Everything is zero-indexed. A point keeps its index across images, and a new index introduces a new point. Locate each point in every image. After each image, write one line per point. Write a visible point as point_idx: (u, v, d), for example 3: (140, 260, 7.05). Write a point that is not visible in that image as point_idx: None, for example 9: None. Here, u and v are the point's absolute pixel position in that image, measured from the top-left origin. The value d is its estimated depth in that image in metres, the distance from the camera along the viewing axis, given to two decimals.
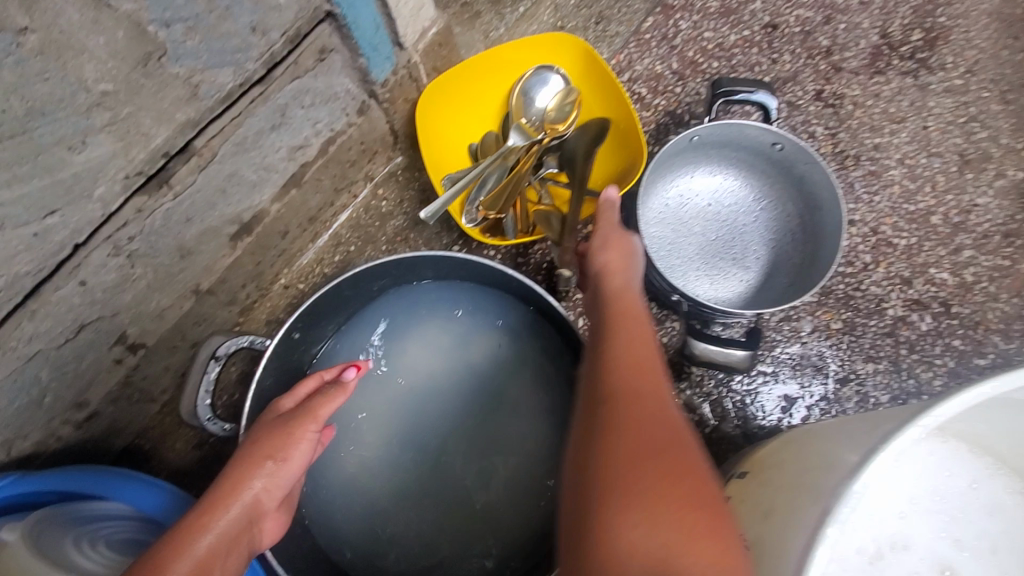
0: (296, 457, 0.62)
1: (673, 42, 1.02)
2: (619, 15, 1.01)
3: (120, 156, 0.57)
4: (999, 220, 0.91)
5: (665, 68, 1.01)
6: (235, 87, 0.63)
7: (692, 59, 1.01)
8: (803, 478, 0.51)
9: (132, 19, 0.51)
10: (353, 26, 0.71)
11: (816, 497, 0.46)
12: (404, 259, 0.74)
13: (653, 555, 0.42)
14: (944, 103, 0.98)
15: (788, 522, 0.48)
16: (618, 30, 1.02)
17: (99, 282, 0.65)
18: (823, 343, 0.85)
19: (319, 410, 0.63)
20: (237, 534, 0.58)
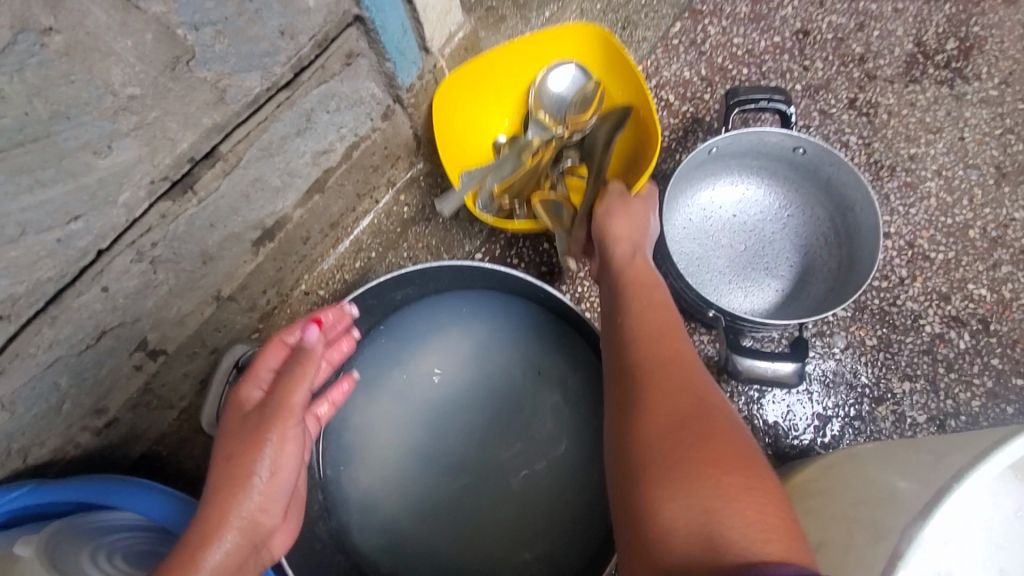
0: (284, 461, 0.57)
1: (702, 47, 1.00)
2: (646, 21, 0.98)
3: (145, 160, 0.56)
4: None
5: (694, 74, 0.98)
6: (261, 91, 0.62)
7: (721, 65, 0.98)
8: (859, 513, 0.49)
9: (161, 22, 0.50)
10: (382, 29, 0.69)
11: (878, 539, 0.44)
12: (427, 269, 0.73)
13: (696, 523, 0.40)
14: (981, 114, 0.95)
15: (845, 561, 0.46)
16: (646, 35, 1.00)
17: (120, 288, 0.63)
18: (857, 360, 0.82)
19: (291, 399, 0.56)
20: (243, 557, 0.55)
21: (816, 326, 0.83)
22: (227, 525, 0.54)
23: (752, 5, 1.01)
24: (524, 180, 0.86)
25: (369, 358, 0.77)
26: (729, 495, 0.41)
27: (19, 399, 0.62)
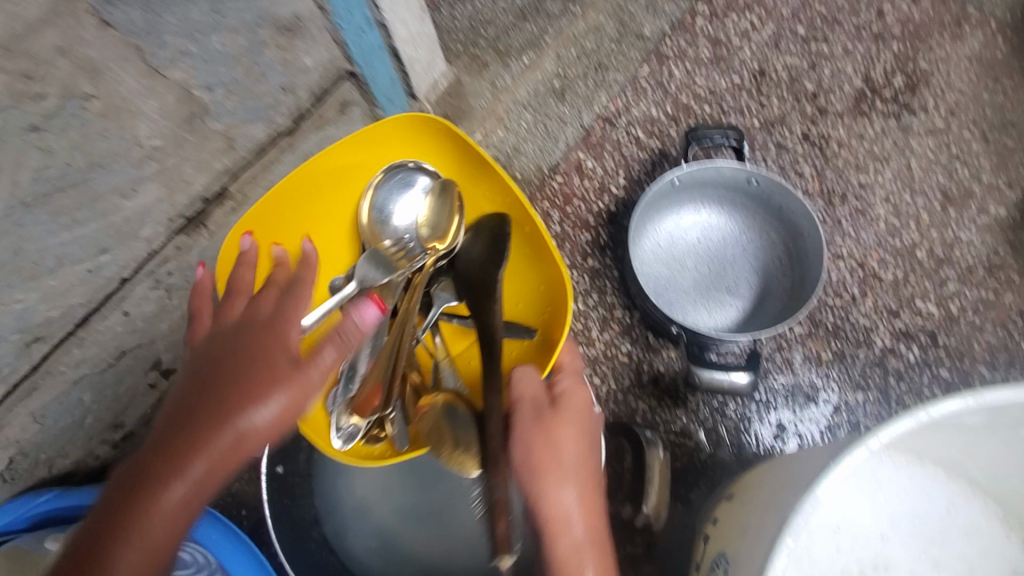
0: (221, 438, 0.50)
1: (667, 88, 1.09)
2: (616, 64, 1.08)
3: (165, 201, 0.65)
4: (982, 254, 0.95)
5: (660, 112, 1.08)
6: (266, 138, 0.71)
7: (685, 103, 1.08)
8: (775, 495, 0.54)
9: (182, 85, 0.59)
10: (371, 81, 0.78)
11: (778, 510, 0.50)
12: None
13: None
14: (927, 143, 1.03)
15: (758, 535, 0.51)
16: (617, 78, 1.10)
17: (140, 312, 0.71)
18: (813, 372, 0.88)
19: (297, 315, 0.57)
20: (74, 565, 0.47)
21: (775, 341, 0.90)
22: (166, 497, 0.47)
23: (713, 49, 1.11)
24: (389, 370, 0.67)
25: None
26: None
27: (47, 413, 0.70)
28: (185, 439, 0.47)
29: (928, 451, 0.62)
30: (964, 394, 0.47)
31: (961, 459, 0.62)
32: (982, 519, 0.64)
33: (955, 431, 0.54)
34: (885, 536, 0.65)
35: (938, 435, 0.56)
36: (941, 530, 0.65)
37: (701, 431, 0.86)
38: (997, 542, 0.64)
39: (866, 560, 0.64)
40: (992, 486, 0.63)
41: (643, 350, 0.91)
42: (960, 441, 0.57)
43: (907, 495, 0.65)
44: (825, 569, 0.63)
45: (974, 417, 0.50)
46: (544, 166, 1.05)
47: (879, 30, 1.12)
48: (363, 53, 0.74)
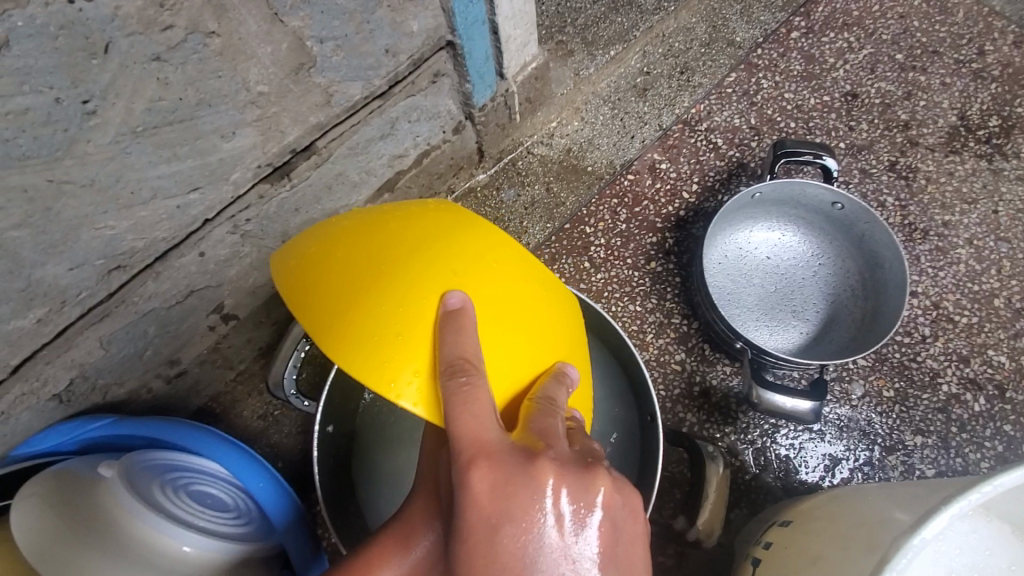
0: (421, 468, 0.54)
1: (753, 99, 1.06)
2: (703, 68, 1.08)
3: (257, 148, 0.65)
4: None
5: (743, 123, 1.05)
6: (360, 98, 0.71)
7: (769, 116, 1.05)
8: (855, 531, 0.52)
9: (296, 34, 0.58)
10: (468, 56, 0.78)
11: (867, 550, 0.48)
12: None
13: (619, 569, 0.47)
14: (1018, 190, 0.99)
15: (838, 571, 0.50)
16: (701, 82, 1.08)
17: (214, 255, 0.72)
18: (873, 410, 0.85)
19: None
20: None
21: (836, 371, 0.88)
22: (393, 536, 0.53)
23: (806, 65, 1.08)
24: None
25: None
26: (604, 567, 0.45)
27: (115, 340, 0.71)
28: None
29: (1005, 507, 0.60)
30: None
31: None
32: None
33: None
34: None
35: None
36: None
37: (748, 451, 0.84)
38: None
39: None
40: None
41: (697, 361, 0.90)
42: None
43: (973, 549, 0.63)
44: None
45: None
46: (616, 163, 1.03)
47: (980, 67, 1.08)
48: (466, 25, 0.73)
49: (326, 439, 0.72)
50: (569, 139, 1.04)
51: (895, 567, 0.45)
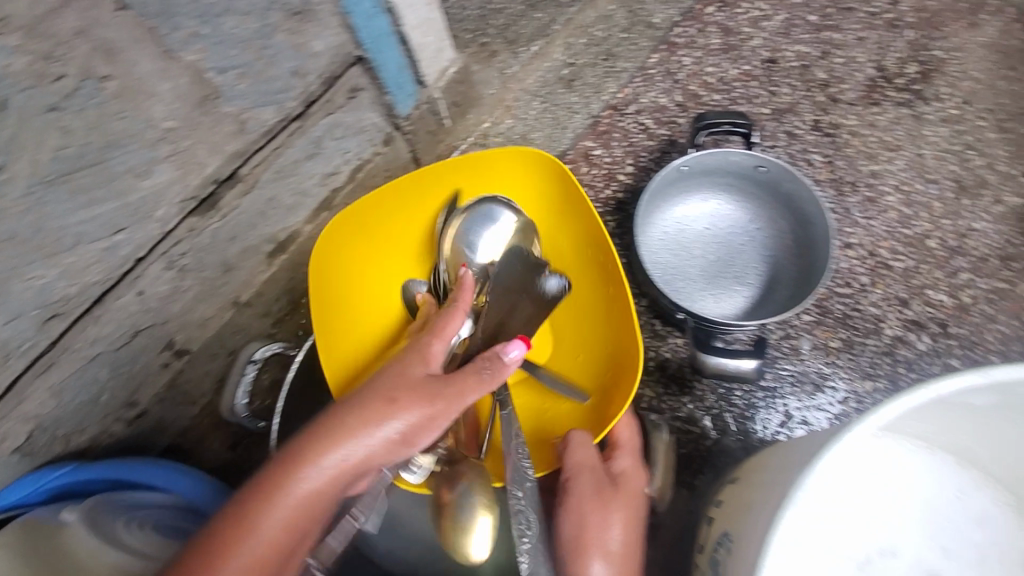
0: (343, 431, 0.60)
1: (677, 77, 1.09)
2: (626, 53, 1.09)
3: (177, 182, 0.66)
4: (996, 244, 0.93)
5: (669, 101, 1.08)
6: (276, 122, 0.72)
7: (694, 92, 1.08)
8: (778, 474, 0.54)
9: (194, 68, 0.61)
10: (381, 68, 0.80)
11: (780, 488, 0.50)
12: None
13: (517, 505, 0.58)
14: (940, 132, 1.01)
15: (759, 513, 0.52)
16: (625, 67, 1.10)
17: (154, 292, 0.73)
18: (821, 361, 0.88)
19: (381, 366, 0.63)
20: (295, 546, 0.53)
21: (782, 330, 0.90)
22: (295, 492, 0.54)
23: (724, 38, 1.11)
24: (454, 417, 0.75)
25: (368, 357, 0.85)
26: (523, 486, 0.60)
27: (66, 388, 0.72)
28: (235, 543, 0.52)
29: (937, 436, 0.62)
30: (971, 371, 0.47)
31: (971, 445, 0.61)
32: (993, 508, 0.63)
33: (958, 413, 0.54)
34: (890, 522, 0.64)
35: (944, 417, 0.56)
36: (950, 517, 0.64)
37: (706, 418, 0.86)
38: (1008, 528, 0.63)
39: (873, 545, 0.64)
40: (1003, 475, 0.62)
41: (649, 337, 0.92)
42: (968, 425, 0.57)
43: (916, 481, 0.64)
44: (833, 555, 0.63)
45: (983, 397, 0.50)
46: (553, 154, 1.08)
47: (893, 18, 1.10)
48: (372, 38, 0.76)
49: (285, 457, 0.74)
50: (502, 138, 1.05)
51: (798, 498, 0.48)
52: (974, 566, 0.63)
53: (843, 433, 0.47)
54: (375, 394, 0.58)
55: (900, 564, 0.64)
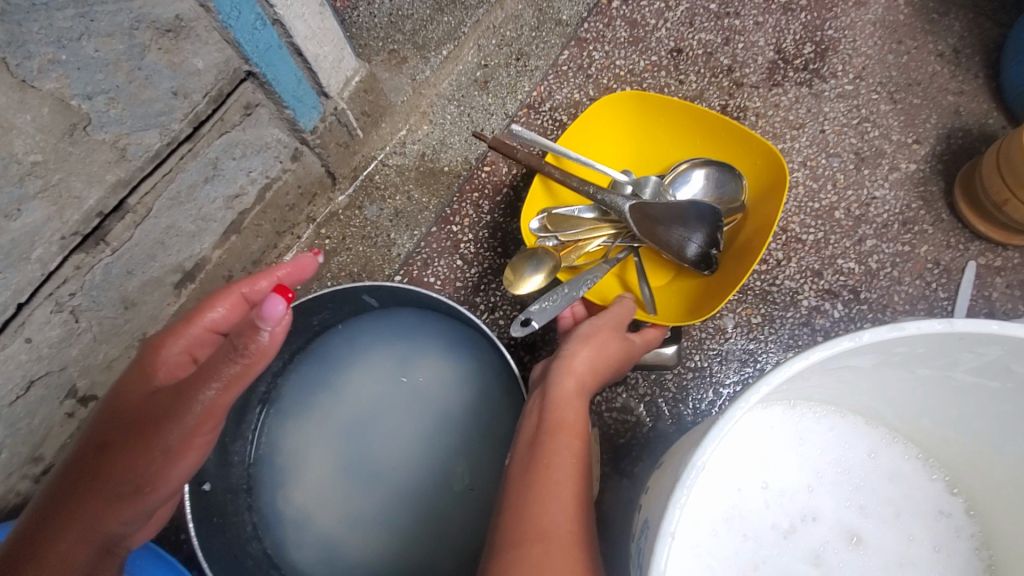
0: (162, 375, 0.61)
1: (589, 72, 1.11)
2: (537, 51, 1.09)
3: (54, 219, 0.62)
4: (896, 209, 0.98)
5: (583, 96, 1.09)
6: (162, 146, 0.68)
7: (606, 86, 1.09)
8: (681, 458, 0.54)
9: (56, 96, 0.57)
10: (274, 82, 0.75)
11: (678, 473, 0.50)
12: (337, 292, 0.76)
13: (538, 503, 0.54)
14: (839, 108, 1.06)
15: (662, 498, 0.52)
16: (538, 65, 1.10)
17: (44, 338, 0.68)
18: (745, 338, 0.90)
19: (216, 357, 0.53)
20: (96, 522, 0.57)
21: None
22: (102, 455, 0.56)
23: (630, 30, 1.12)
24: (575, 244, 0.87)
25: (292, 380, 0.82)
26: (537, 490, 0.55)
27: None
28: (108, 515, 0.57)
29: (843, 400, 0.64)
30: (844, 336, 0.47)
31: (874, 405, 0.64)
32: (902, 462, 0.67)
33: (852, 375, 0.56)
34: (811, 487, 0.66)
35: (842, 381, 0.58)
36: (865, 476, 0.67)
37: (640, 405, 0.87)
38: (914, 478, 0.66)
39: (795, 512, 0.66)
40: (907, 429, 0.65)
41: None
42: (864, 385, 0.59)
43: (830, 445, 0.67)
44: (759, 527, 0.65)
45: (870, 358, 0.52)
46: (471, 158, 1.05)
47: (788, 1, 1.13)
48: (259, 52, 0.71)
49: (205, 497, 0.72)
50: (421, 144, 1.02)
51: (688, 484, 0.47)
52: (892, 520, 0.65)
53: (724, 413, 0.47)
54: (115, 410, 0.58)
55: (822, 528, 0.66)
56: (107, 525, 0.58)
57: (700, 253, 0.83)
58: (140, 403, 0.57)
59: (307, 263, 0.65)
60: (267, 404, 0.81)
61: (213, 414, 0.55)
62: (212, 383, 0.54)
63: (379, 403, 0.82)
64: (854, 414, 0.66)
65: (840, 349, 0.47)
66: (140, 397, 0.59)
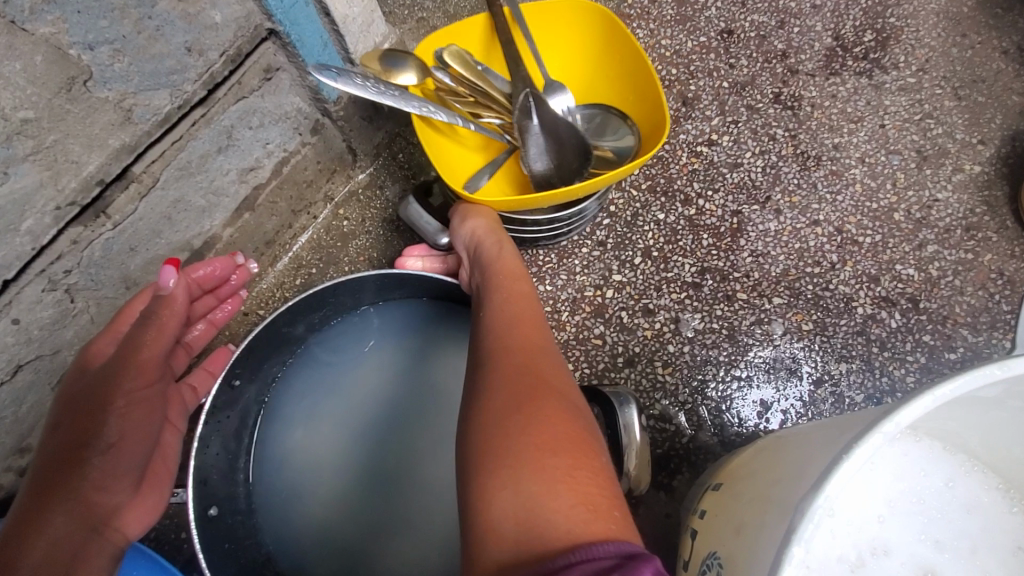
0: (103, 342, 0.56)
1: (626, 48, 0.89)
2: None
3: (48, 185, 0.55)
4: None
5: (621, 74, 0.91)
6: (173, 109, 0.60)
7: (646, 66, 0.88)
8: (773, 490, 0.47)
9: (51, 43, 0.49)
10: (298, 45, 0.66)
11: (781, 512, 0.43)
12: (342, 283, 0.66)
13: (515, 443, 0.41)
14: (902, 100, 0.84)
15: (757, 538, 0.45)
16: None
17: (34, 319, 0.61)
18: (796, 345, 0.75)
19: (160, 310, 0.55)
20: (83, 510, 0.51)
21: (753, 315, 0.76)
22: (58, 436, 0.52)
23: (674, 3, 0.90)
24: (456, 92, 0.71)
25: (302, 375, 0.75)
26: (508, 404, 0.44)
27: None
28: (98, 498, 0.53)
29: (927, 425, 0.58)
30: (987, 364, 0.41)
31: (962, 432, 0.57)
32: (982, 492, 0.60)
33: (956, 404, 0.50)
34: (881, 515, 0.60)
35: (942, 408, 0.51)
36: (938, 504, 0.61)
37: (680, 413, 0.74)
38: (995, 513, 0.60)
39: (864, 543, 0.60)
40: (992, 458, 0.59)
41: (618, 331, 0.76)
42: (957, 410, 0.53)
43: (904, 469, 0.61)
44: (825, 559, 0.58)
45: (996, 388, 0.45)
46: None
47: None
48: (284, 8, 0.62)
49: (212, 526, 0.64)
50: None
51: (804, 533, 0.40)
52: (967, 555, 0.60)
53: (856, 446, 0.39)
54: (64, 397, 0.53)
55: (894, 563, 0.60)
56: (90, 502, 0.52)
57: (545, 173, 0.71)
58: (86, 376, 0.54)
59: (228, 264, 0.70)
60: (274, 401, 0.74)
61: (150, 364, 0.55)
62: (148, 329, 0.55)
63: (398, 403, 0.74)
64: (930, 438, 0.61)
65: (973, 381, 0.41)
66: (86, 372, 0.54)
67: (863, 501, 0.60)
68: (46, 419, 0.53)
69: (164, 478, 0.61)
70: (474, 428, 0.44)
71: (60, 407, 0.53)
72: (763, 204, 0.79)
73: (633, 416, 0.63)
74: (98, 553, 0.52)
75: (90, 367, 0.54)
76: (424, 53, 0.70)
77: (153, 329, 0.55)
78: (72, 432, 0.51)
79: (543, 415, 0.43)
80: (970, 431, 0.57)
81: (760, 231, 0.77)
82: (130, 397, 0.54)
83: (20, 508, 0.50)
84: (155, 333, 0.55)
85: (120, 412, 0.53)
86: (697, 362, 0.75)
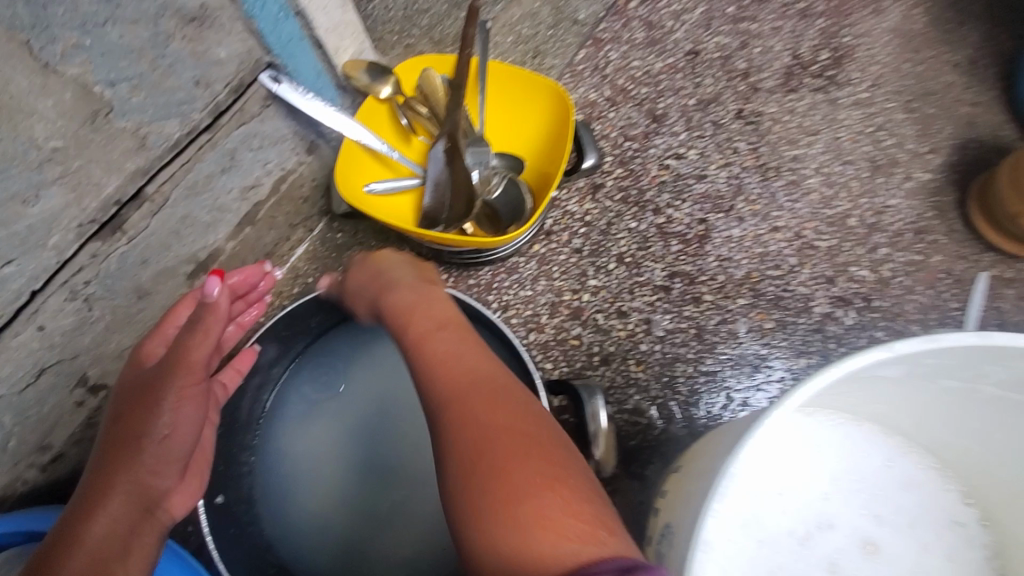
0: (155, 347, 0.64)
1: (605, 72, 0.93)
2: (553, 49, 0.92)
3: (72, 205, 0.61)
4: None
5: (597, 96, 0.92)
6: (182, 135, 0.67)
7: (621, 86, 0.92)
8: (708, 464, 0.54)
9: (79, 81, 0.56)
10: (295, 75, 0.74)
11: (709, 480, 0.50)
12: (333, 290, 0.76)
13: (484, 438, 0.46)
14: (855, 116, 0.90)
15: (694, 505, 0.51)
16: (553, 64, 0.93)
17: (57, 326, 0.67)
18: (757, 343, 0.81)
19: (206, 323, 0.61)
20: (138, 490, 0.60)
21: (719, 314, 0.82)
22: (118, 429, 0.60)
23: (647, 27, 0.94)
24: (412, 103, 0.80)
25: (303, 375, 0.82)
26: (467, 414, 0.48)
27: None
28: (152, 481, 0.61)
29: (862, 408, 0.65)
30: (883, 345, 0.47)
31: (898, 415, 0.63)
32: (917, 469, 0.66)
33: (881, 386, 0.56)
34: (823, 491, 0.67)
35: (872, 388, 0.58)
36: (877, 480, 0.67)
37: (653, 408, 0.80)
38: (931, 489, 0.67)
39: (811, 519, 0.66)
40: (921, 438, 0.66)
41: (594, 332, 0.83)
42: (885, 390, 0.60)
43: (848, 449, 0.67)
44: (774, 533, 0.65)
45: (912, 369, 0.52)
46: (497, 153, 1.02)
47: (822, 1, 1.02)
48: (280, 43, 0.69)
49: (215, 509, 0.72)
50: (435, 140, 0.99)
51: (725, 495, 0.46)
52: (906, 529, 0.66)
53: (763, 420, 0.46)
54: (122, 394, 0.62)
55: (839, 535, 0.66)
56: (144, 485, 0.60)
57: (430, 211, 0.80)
58: (139, 376, 0.62)
59: (258, 272, 0.76)
60: (279, 399, 0.81)
61: (194, 367, 0.62)
62: (193, 337, 0.61)
63: (391, 401, 0.80)
64: (869, 422, 0.67)
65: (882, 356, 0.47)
66: (139, 373, 0.63)
67: (808, 480, 0.67)
68: (108, 412, 0.62)
69: (207, 467, 0.69)
70: (454, 442, 0.47)
71: (119, 403, 0.62)
72: (727, 213, 0.86)
73: (600, 406, 0.69)
74: (150, 528, 0.61)
75: (145, 368, 0.63)
76: (408, 64, 0.79)
77: (197, 334, 0.61)
78: (127, 426, 0.60)
79: (490, 414, 0.48)
80: (898, 413, 0.64)
81: (723, 235, 0.85)
82: (178, 395, 0.62)
83: (85, 488, 0.59)
84: (200, 340, 0.61)
85: (171, 407, 0.61)
86: (667, 359, 0.81)
